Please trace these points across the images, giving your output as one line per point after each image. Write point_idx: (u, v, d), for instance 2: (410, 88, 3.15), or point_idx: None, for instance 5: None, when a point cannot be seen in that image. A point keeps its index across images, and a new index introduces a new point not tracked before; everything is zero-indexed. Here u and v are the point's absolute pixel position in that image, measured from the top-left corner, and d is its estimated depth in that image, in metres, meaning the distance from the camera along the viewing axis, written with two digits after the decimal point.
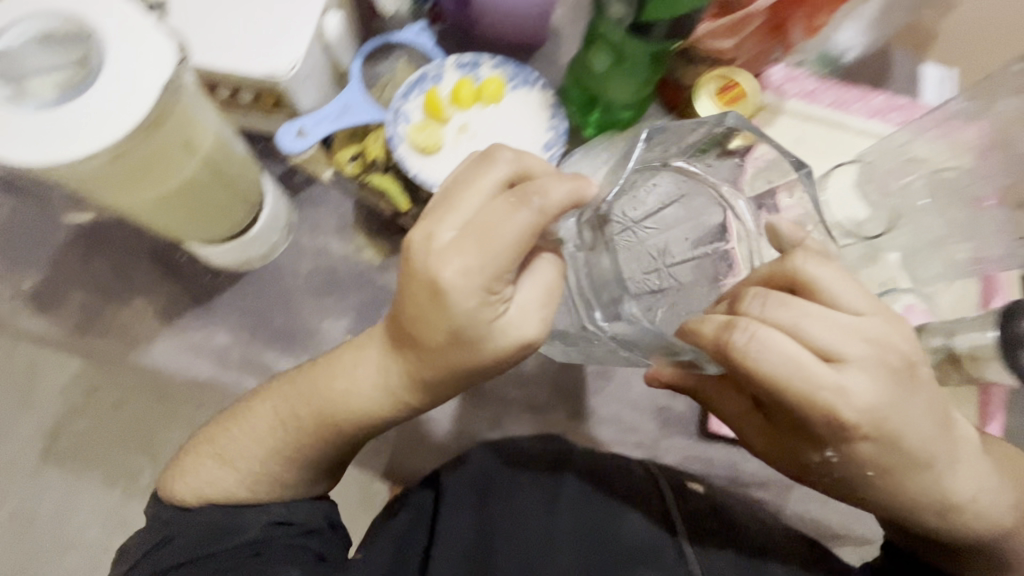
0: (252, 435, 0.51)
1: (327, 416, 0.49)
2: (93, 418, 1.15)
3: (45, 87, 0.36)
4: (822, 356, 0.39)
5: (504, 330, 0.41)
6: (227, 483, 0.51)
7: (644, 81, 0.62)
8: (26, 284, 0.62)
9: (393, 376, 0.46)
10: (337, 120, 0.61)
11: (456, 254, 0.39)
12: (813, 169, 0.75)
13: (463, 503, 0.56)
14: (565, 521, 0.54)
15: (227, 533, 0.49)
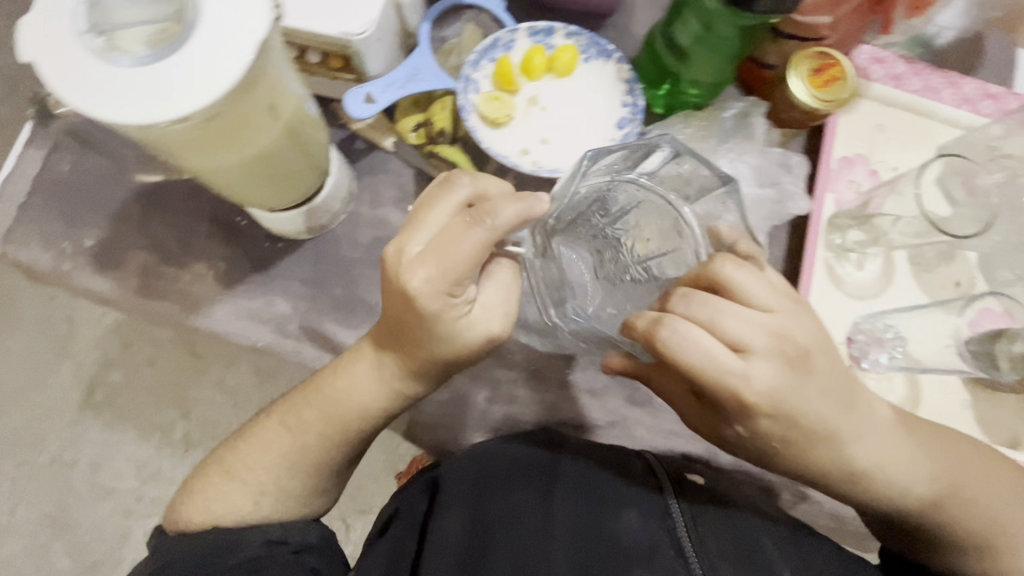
0: (261, 448, 0.57)
1: (319, 415, 0.55)
2: (133, 369, 1.23)
3: (138, 41, 0.34)
4: (732, 347, 0.42)
5: (475, 326, 0.48)
6: (238, 498, 0.56)
7: (730, 59, 0.58)
8: (84, 242, 0.61)
9: (388, 382, 0.53)
10: (405, 86, 0.58)
11: (421, 265, 0.44)
12: (896, 159, 0.71)
13: (455, 501, 0.58)
14: (558, 512, 0.57)
15: (226, 551, 0.53)
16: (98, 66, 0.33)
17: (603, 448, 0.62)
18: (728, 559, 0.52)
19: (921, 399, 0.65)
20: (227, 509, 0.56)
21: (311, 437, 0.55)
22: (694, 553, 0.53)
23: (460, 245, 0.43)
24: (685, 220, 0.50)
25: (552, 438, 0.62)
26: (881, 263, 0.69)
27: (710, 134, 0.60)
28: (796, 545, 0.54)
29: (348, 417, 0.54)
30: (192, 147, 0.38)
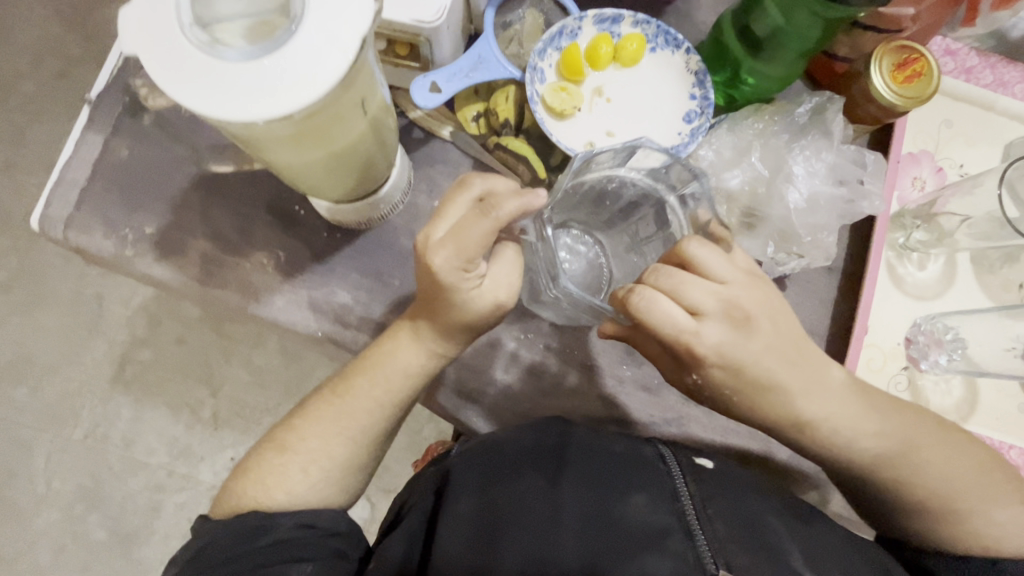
0: (312, 421, 0.52)
1: (373, 381, 0.52)
2: (162, 347, 1.24)
3: (239, 36, 0.33)
4: (691, 311, 0.43)
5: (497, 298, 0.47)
6: (288, 471, 0.51)
7: (806, 52, 0.56)
8: (145, 229, 0.61)
9: (447, 343, 0.51)
10: (470, 75, 0.57)
11: (440, 248, 0.43)
12: (964, 155, 0.69)
13: (462, 491, 0.49)
14: (568, 501, 0.47)
15: (260, 533, 0.48)
16: (204, 61, 0.32)
17: (610, 435, 0.54)
18: (739, 539, 0.44)
19: (978, 401, 0.65)
20: (278, 486, 0.50)
21: (365, 404, 0.52)
22: (703, 533, 0.45)
23: (471, 235, 0.42)
24: (672, 208, 0.52)
25: (563, 427, 0.53)
26: (943, 263, 0.67)
27: (778, 128, 0.59)
28: (804, 522, 0.48)
29: (402, 383, 0.52)
30: (285, 140, 0.38)
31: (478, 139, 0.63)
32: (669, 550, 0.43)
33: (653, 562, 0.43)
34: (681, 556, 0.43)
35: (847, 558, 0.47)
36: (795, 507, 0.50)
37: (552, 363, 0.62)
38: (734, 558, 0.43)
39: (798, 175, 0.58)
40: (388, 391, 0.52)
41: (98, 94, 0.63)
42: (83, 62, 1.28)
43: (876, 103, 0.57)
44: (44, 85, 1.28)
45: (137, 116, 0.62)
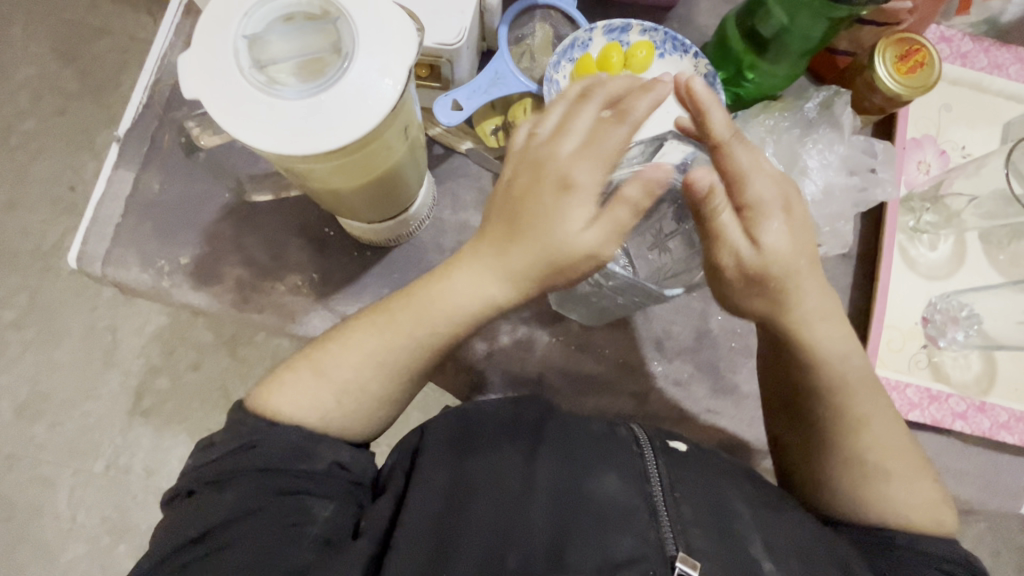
0: (353, 350, 0.48)
1: (426, 319, 0.47)
2: (180, 374, 1.25)
3: (292, 75, 0.34)
4: (738, 182, 0.43)
5: (580, 248, 0.41)
6: (321, 399, 0.48)
7: (810, 50, 0.58)
8: (179, 259, 0.62)
9: (505, 289, 0.43)
10: (489, 91, 0.58)
11: (579, 162, 0.40)
12: (965, 139, 0.71)
13: (436, 460, 0.48)
14: (542, 477, 0.47)
15: (303, 457, 0.45)
16: (267, 102, 0.34)
17: (590, 419, 0.54)
18: (706, 524, 0.44)
19: (996, 374, 0.67)
20: (310, 409, 0.47)
21: (409, 339, 0.47)
22: (669, 515, 0.44)
23: (609, 143, 0.41)
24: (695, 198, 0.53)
25: (543, 407, 0.54)
26: (953, 243, 0.69)
27: (787, 123, 0.62)
28: (774, 511, 0.47)
29: (446, 325, 0.47)
30: (334, 169, 0.39)
31: (498, 150, 0.65)
32: (635, 531, 0.44)
33: (618, 543, 0.43)
34: (643, 536, 0.43)
35: (814, 545, 0.45)
36: (768, 496, 0.49)
37: (585, 364, 0.64)
38: (694, 540, 0.43)
39: (812, 168, 0.61)
40: (431, 331, 0.47)
41: (126, 131, 0.65)
42: (80, 97, 1.29)
43: (881, 93, 0.59)
44: (44, 122, 1.29)
45: (164, 150, 0.64)
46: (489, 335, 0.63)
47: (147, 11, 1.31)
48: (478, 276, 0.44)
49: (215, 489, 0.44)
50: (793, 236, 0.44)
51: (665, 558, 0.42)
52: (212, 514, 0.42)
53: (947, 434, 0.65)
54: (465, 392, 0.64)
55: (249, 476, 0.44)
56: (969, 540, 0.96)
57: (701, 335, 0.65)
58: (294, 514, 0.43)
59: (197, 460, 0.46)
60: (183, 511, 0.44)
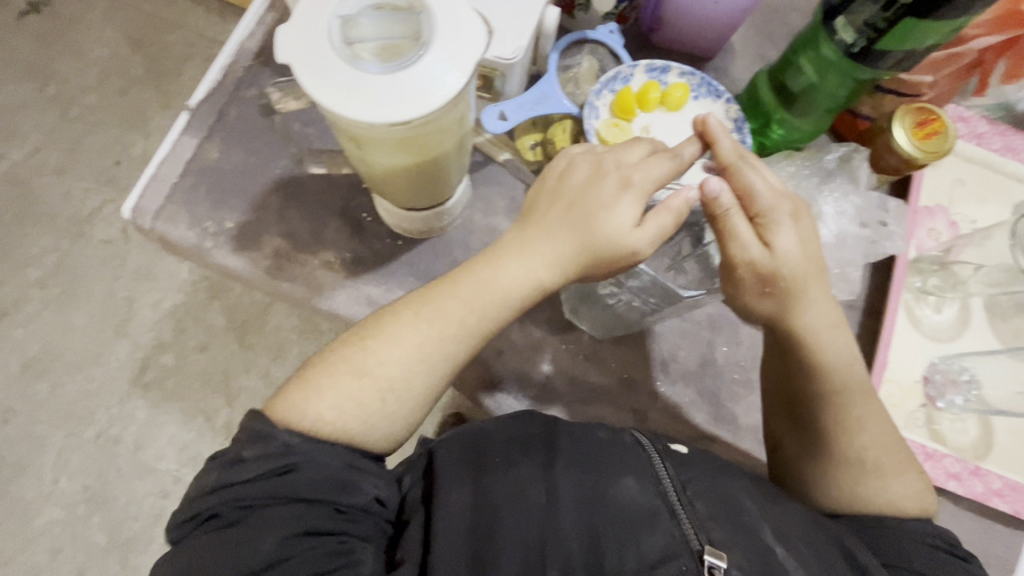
0: (397, 344, 0.50)
1: (475, 305, 0.50)
2: (187, 351, 1.28)
3: (372, 53, 0.39)
4: (748, 193, 0.50)
5: (624, 243, 0.48)
6: (366, 398, 0.49)
7: (835, 108, 0.63)
8: (223, 223, 0.66)
9: (551, 271, 0.49)
10: (534, 108, 0.63)
11: (643, 167, 0.50)
12: (974, 213, 0.74)
13: (455, 483, 0.49)
14: (563, 488, 0.48)
15: (343, 488, 0.46)
16: (350, 72, 0.38)
17: (593, 425, 0.55)
18: (722, 520, 0.46)
19: (993, 443, 0.67)
20: (356, 410, 0.49)
21: (454, 329, 0.51)
22: (686, 512, 0.47)
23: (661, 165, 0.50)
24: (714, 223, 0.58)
25: (546, 418, 0.55)
26: (958, 308, 0.71)
27: (807, 171, 0.65)
28: (773, 500, 0.49)
29: (495, 309, 0.51)
30: (392, 144, 0.44)
31: (535, 164, 0.69)
32: (661, 530, 0.46)
33: (648, 542, 0.45)
34: (670, 533, 0.46)
35: (811, 527, 0.48)
36: (764, 487, 0.51)
37: (592, 374, 0.66)
38: (714, 533, 0.45)
39: (827, 213, 0.63)
40: (482, 316, 0.51)
41: (197, 102, 0.70)
42: (144, 82, 1.38)
43: (897, 154, 0.63)
44: (107, 99, 1.37)
45: (228, 124, 0.69)
46: (505, 336, 0.66)
47: (219, 13, 1.41)
48: (536, 270, 0.50)
49: (250, 521, 0.43)
50: (803, 247, 0.50)
51: (691, 553, 0.44)
52: (253, 554, 0.41)
53: (940, 492, 0.66)
54: (471, 386, 0.66)
55: (291, 509, 0.44)
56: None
57: (706, 362, 0.67)
58: (340, 555, 0.43)
59: (219, 484, 0.45)
60: (216, 544, 0.42)
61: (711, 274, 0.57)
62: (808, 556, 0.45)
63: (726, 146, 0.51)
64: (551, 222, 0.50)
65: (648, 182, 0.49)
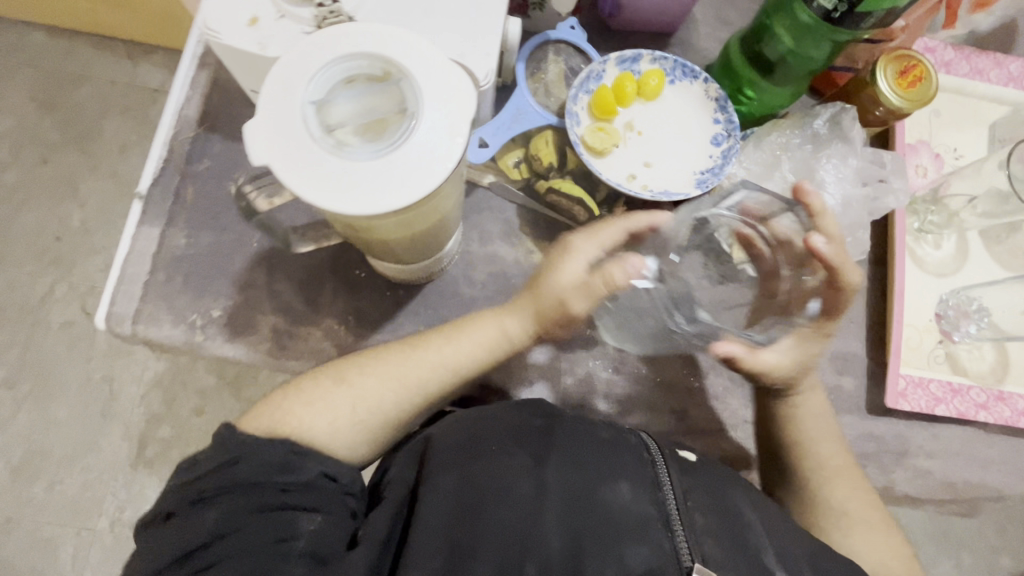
0: (379, 362, 0.54)
1: (447, 342, 0.55)
2: (176, 428, 1.03)
3: (356, 135, 0.35)
4: (830, 280, 0.53)
5: (564, 302, 0.52)
6: (337, 403, 0.50)
7: (816, 70, 0.61)
8: (211, 314, 0.62)
9: (515, 325, 0.55)
10: (512, 127, 0.61)
11: (596, 233, 0.54)
12: (955, 142, 0.75)
13: (445, 464, 0.48)
14: (552, 482, 0.47)
15: (288, 470, 0.45)
16: (337, 162, 0.34)
17: (597, 425, 0.55)
18: (716, 532, 0.46)
19: (1010, 364, 0.69)
20: (326, 415, 0.50)
21: (431, 358, 0.54)
22: (682, 526, 0.46)
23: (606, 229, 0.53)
24: (767, 241, 0.54)
25: (546, 413, 0.55)
26: (955, 241, 0.72)
27: (797, 139, 0.64)
28: (782, 523, 0.49)
29: (466, 355, 0.55)
30: (393, 224, 0.40)
31: (521, 182, 0.66)
32: (650, 541, 0.45)
33: (633, 552, 0.44)
34: (659, 545, 0.44)
35: (816, 550, 0.48)
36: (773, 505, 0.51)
37: (626, 386, 0.65)
38: (707, 550, 0.44)
39: (828, 181, 0.63)
40: (456, 348, 0.55)
41: (147, 187, 0.64)
42: (63, 146, 1.20)
43: (884, 107, 0.63)
44: (29, 172, 1.19)
45: (188, 204, 0.64)
46: (531, 366, 0.65)
47: (127, 54, 1.24)
48: (505, 329, 0.55)
49: (197, 507, 0.43)
50: (793, 351, 0.55)
51: (679, 568, 0.43)
52: (192, 534, 0.41)
53: (970, 424, 0.68)
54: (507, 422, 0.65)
55: (237, 493, 0.43)
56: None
57: None
58: (279, 529, 0.42)
59: (175, 485, 0.45)
60: (159, 534, 0.42)
61: (757, 282, 0.55)
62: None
63: (851, 278, 0.53)
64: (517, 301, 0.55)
65: (609, 238, 0.53)
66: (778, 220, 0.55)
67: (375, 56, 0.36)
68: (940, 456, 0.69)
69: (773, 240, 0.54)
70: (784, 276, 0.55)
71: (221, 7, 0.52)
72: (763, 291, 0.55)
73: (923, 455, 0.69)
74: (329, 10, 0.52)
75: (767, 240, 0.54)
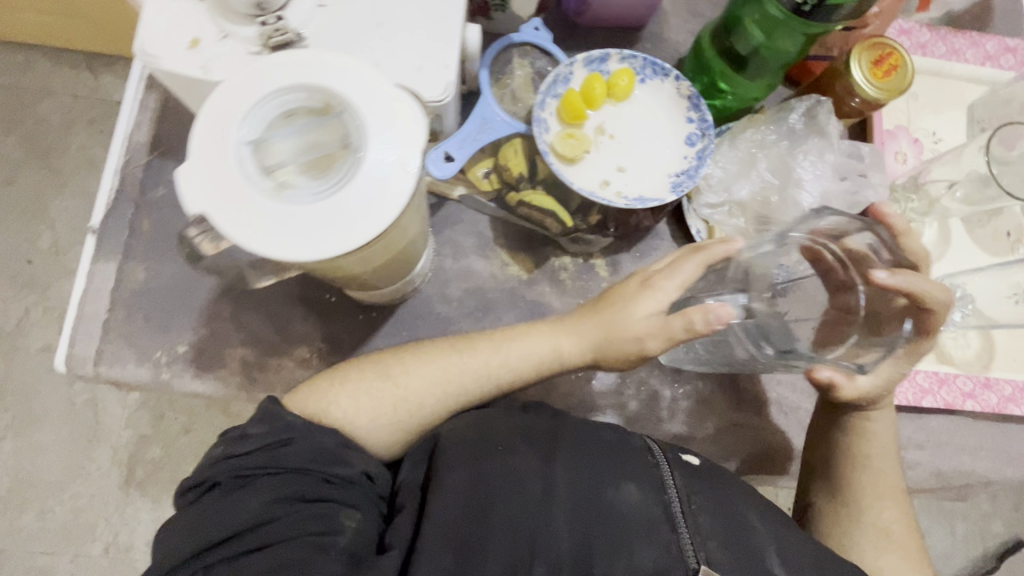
0: (426, 363, 0.53)
1: (502, 359, 0.53)
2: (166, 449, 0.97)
3: (300, 177, 0.33)
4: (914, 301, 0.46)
5: (632, 336, 0.51)
6: (381, 400, 0.50)
7: (790, 62, 0.59)
8: (177, 350, 0.59)
9: (571, 346, 0.54)
10: (478, 138, 0.58)
11: (675, 270, 0.51)
12: (933, 127, 0.73)
13: (457, 461, 0.47)
14: (560, 481, 0.46)
15: (337, 461, 0.46)
16: (277, 207, 0.32)
17: (599, 425, 0.53)
18: (718, 534, 0.45)
19: (996, 349, 0.69)
20: (369, 409, 0.50)
21: (475, 366, 0.53)
22: (685, 526, 0.45)
23: (687, 267, 0.51)
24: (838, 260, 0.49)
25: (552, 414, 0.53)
26: (937, 228, 0.71)
27: (773, 136, 0.63)
28: (786, 527, 0.48)
29: (514, 368, 0.53)
30: (353, 259, 0.39)
31: (491, 194, 0.63)
32: (657, 542, 0.44)
33: (639, 553, 0.44)
34: (665, 547, 0.44)
35: (818, 554, 0.46)
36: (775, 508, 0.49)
37: (608, 396, 0.66)
38: (712, 553, 0.44)
39: (805, 179, 0.62)
40: (503, 365, 0.53)
41: (100, 221, 0.61)
42: (28, 165, 1.04)
43: (860, 97, 0.61)
44: None
45: (145, 236, 0.61)
46: None
47: (87, 67, 1.07)
48: (559, 349, 0.54)
49: (246, 489, 0.43)
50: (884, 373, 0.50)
51: (685, 568, 0.43)
52: (239, 514, 0.42)
53: (958, 414, 0.68)
54: None
55: (288, 475, 0.44)
56: (996, 533, 0.96)
57: None
58: (322, 521, 0.43)
59: (225, 454, 0.45)
60: (202, 507, 0.43)
61: (829, 302, 0.51)
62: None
63: (939, 298, 0.45)
64: (581, 319, 0.54)
65: (683, 279, 0.51)
66: (855, 238, 0.48)
67: (315, 87, 0.34)
68: (930, 447, 0.68)
69: (846, 258, 0.49)
70: (862, 293, 0.48)
71: (156, 29, 0.49)
72: (838, 309, 0.50)
73: (913, 446, 0.68)
74: (274, 27, 0.49)
75: (835, 256, 0.49)
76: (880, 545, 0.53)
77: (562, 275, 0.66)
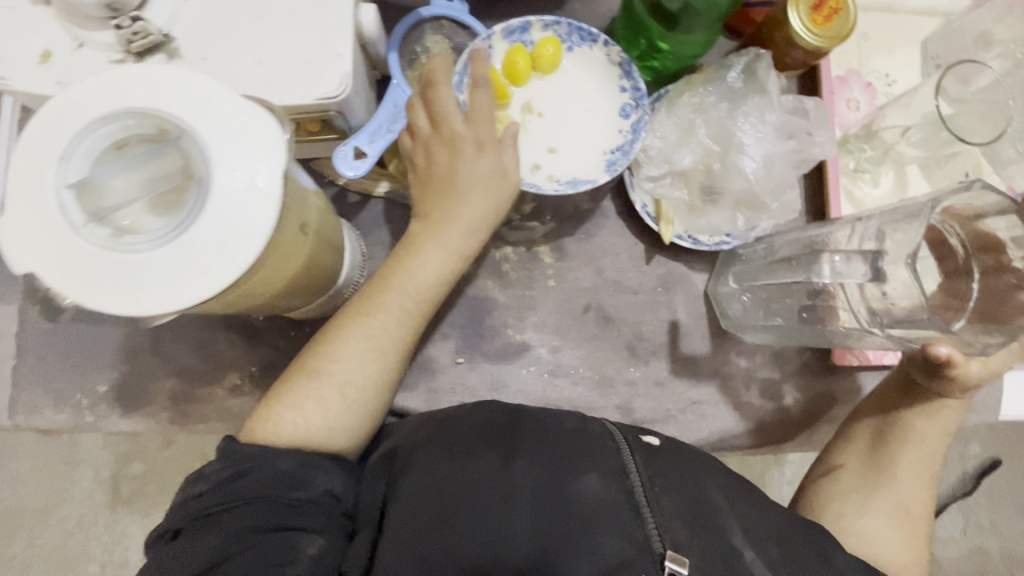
0: (355, 343, 0.48)
1: (407, 295, 0.49)
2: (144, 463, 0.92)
3: (144, 219, 0.30)
4: None
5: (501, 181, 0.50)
6: (325, 395, 0.46)
7: (723, 14, 0.54)
8: (96, 390, 0.56)
9: (468, 238, 0.50)
10: (392, 128, 0.51)
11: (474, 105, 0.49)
12: (885, 67, 0.69)
13: (416, 470, 0.45)
14: (520, 481, 0.43)
15: (294, 484, 0.43)
16: (115, 256, 0.29)
17: (563, 415, 0.50)
18: (683, 516, 0.41)
19: None
20: (318, 414, 0.46)
21: (397, 316, 0.49)
22: (651, 512, 0.41)
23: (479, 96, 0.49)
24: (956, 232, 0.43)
25: (511, 408, 0.50)
26: (894, 177, 0.67)
27: (712, 98, 0.59)
28: (750, 501, 0.46)
29: (430, 293, 0.50)
30: (244, 291, 0.35)
31: None
32: (621, 531, 0.40)
33: (604, 543, 0.40)
34: (631, 536, 0.40)
35: (790, 533, 0.44)
36: (744, 486, 0.47)
37: (565, 386, 0.62)
38: (678, 535, 0.40)
39: (748, 143, 0.58)
40: (420, 302, 0.50)
41: None
42: None
43: (800, 48, 0.56)
44: None
45: None
46: (462, 385, 0.61)
47: None
48: (451, 241, 0.50)
49: (206, 525, 0.41)
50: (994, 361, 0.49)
51: (652, 558, 0.39)
52: (198, 553, 0.39)
53: None
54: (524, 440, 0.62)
55: (244, 507, 0.41)
56: (974, 457, 0.98)
57: (670, 329, 0.64)
58: (281, 551, 0.40)
59: (188, 497, 0.43)
60: (167, 553, 0.40)
61: (941, 287, 0.44)
62: (775, 555, 0.42)
63: None
64: (447, 205, 0.49)
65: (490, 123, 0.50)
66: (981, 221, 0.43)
67: (143, 114, 0.30)
68: None
69: (971, 243, 0.44)
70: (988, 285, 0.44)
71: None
72: (948, 295, 0.44)
73: None
74: (131, 30, 0.42)
75: (960, 239, 0.44)
76: (855, 507, 0.52)
77: (504, 266, 0.63)
